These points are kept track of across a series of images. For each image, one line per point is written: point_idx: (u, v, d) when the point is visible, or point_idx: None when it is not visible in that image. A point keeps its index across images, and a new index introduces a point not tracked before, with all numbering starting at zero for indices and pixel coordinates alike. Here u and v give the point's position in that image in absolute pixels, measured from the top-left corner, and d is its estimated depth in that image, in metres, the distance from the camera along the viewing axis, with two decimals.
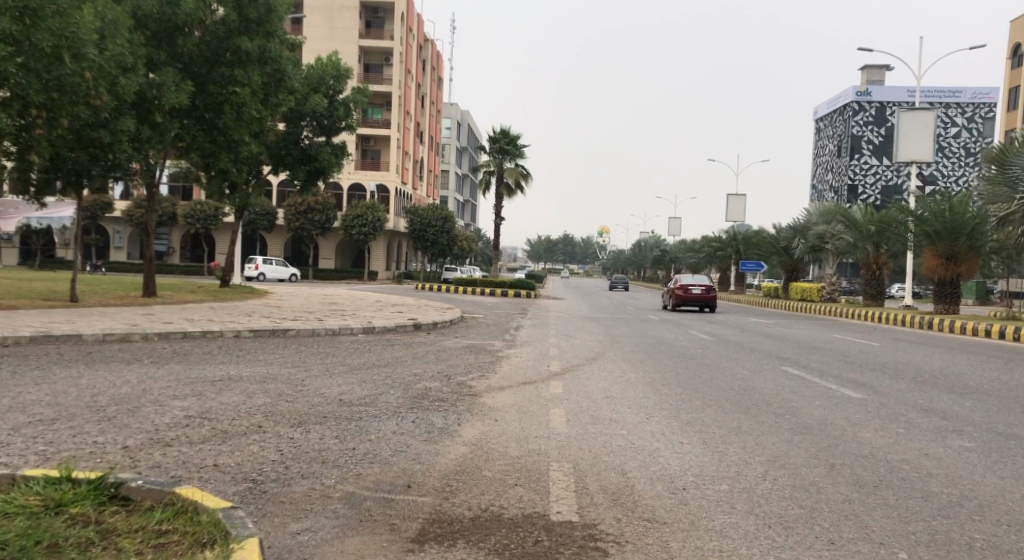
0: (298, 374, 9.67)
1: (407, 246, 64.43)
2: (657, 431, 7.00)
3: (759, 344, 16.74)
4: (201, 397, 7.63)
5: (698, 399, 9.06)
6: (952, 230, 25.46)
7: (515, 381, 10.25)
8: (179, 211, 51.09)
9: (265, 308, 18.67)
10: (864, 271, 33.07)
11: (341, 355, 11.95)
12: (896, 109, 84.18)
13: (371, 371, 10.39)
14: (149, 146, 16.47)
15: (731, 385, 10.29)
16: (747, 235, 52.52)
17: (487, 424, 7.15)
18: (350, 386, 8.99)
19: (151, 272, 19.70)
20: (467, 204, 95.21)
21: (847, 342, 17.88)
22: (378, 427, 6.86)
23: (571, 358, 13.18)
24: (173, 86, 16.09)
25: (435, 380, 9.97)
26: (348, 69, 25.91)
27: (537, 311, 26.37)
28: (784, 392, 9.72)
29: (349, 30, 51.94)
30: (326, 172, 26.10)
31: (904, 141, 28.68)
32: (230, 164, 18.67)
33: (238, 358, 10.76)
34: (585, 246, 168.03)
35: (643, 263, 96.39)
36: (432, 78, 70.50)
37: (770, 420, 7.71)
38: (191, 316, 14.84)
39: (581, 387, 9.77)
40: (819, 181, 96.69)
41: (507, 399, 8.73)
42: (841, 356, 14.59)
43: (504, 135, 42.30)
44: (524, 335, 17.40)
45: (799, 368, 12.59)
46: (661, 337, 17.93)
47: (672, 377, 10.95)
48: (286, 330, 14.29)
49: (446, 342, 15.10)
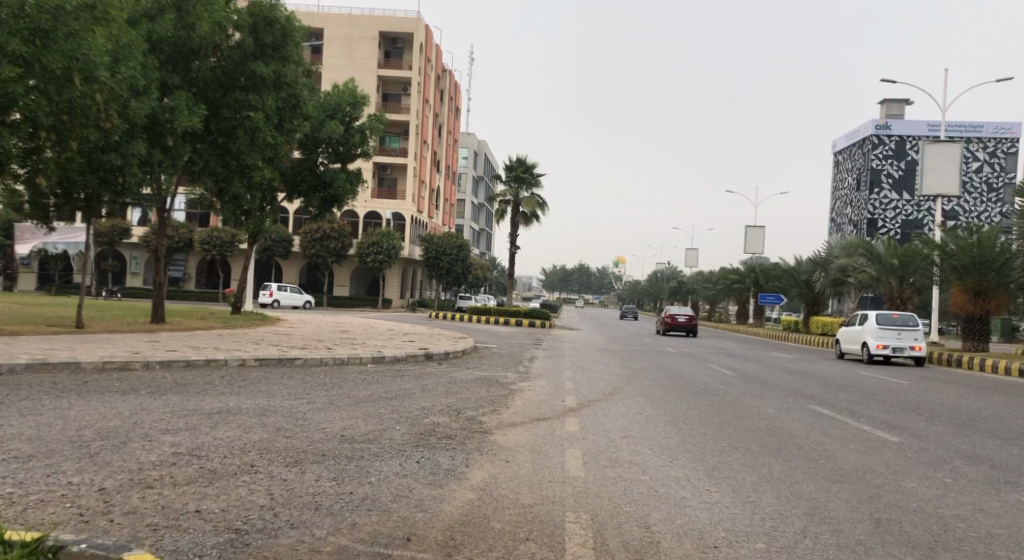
0: (300, 407, 9.22)
1: (422, 275, 64.16)
2: (680, 478, 6.47)
3: (782, 380, 16.13)
4: (195, 432, 7.19)
5: (723, 440, 8.52)
6: (981, 266, 24.82)
7: (528, 417, 9.74)
8: (195, 237, 51.18)
9: (274, 336, 18.30)
10: (888, 305, 32.33)
11: (348, 386, 11.49)
12: (916, 143, 83.53)
13: (378, 404, 9.93)
14: (160, 169, 16.29)
15: (757, 424, 9.73)
16: (767, 267, 51.79)
17: (498, 466, 6.65)
18: (354, 421, 8.53)
19: (160, 298, 19.41)
20: (482, 233, 95.09)
21: (874, 380, 17.22)
22: (379, 467, 6.38)
23: (588, 392, 12.66)
24: (186, 110, 15.91)
25: (444, 414, 9.48)
26: (364, 96, 25.77)
27: (552, 342, 25.85)
28: (815, 434, 9.14)
29: (368, 59, 52.29)
30: (341, 200, 25.89)
31: (929, 173, 28.12)
32: (242, 190, 18.46)
33: (240, 388, 10.32)
34: (601, 277, 167.18)
35: (660, 294, 95.61)
36: (450, 108, 70.83)
37: (802, 466, 7.15)
38: (198, 343, 14.46)
39: (597, 425, 9.24)
40: (838, 214, 95.83)
41: (519, 437, 8.23)
42: (869, 394, 13.99)
43: (520, 164, 42.13)
44: (538, 367, 16.91)
45: (827, 406, 12.00)
46: (680, 371, 17.35)
47: (694, 415, 10.39)
48: (293, 359, 13.87)
49: (457, 372, 14.62)
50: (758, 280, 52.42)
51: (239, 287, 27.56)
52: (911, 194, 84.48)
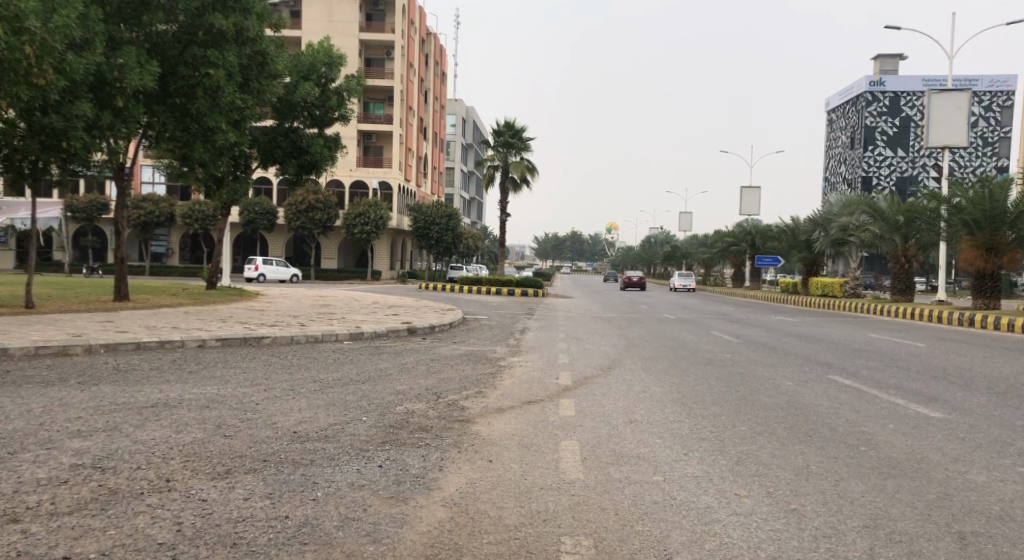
0: (254, 396, 7.98)
1: (411, 245, 62.73)
2: (700, 479, 5.30)
3: (792, 347, 15.02)
4: (111, 433, 5.92)
5: (742, 423, 7.33)
6: (993, 220, 23.68)
7: (517, 399, 8.56)
8: (176, 211, 49.59)
9: (246, 312, 17.00)
10: (891, 265, 31.30)
11: (316, 369, 10.24)
12: (910, 99, 82.15)
13: (345, 389, 8.68)
14: (111, 133, 14.86)
15: (776, 402, 8.59)
16: (763, 229, 50.59)
17: (480, 470, 5.45)
18: (312, 412, 7.28)
19: (123, 274, 18.07)
20: (472, 201, 93.47)
21: (888, 342, 16.15)
22: (328, 475, 5.15)
23: (584, 367, 11.44)
24: (137, 67, 14.52)
25: (419, 400, 8.26)
26: (341, 56, 24.16)
27: (545, 312, 24.59)
28: (845, 411, 7.99)
29: (349, 23, 50.33)
30: (319, 166, 24.44)
31: (935, 125, 26.83)
32: (206, 154, 17.08)
33: (189, 375, 9.04)
34: (594, 244, 165.67)
35: (654, 259, 94.39)
36: (436, 73, 68.93)
37: (844, 456, 5.99)
38: (156, 323, 13.17)
39: (597, 408, 8.04)
40: (832, 173, 94.49)
41: (506, 427, 7.01)
42: (889, 360, 12.90)
43: (509, 128, 40.63)
44: (530, 339, 15.69)
45: (848, 376, 10.85)
46: (682, 340, 16.15)
47: (704, 391, 9.22)
48: (260, 338, 12.63)
49: (442, 348, 13.39)
50: (756, 242, 51.17)
51: (215, 261, 26.20)
52: (905, 150, 83.18)
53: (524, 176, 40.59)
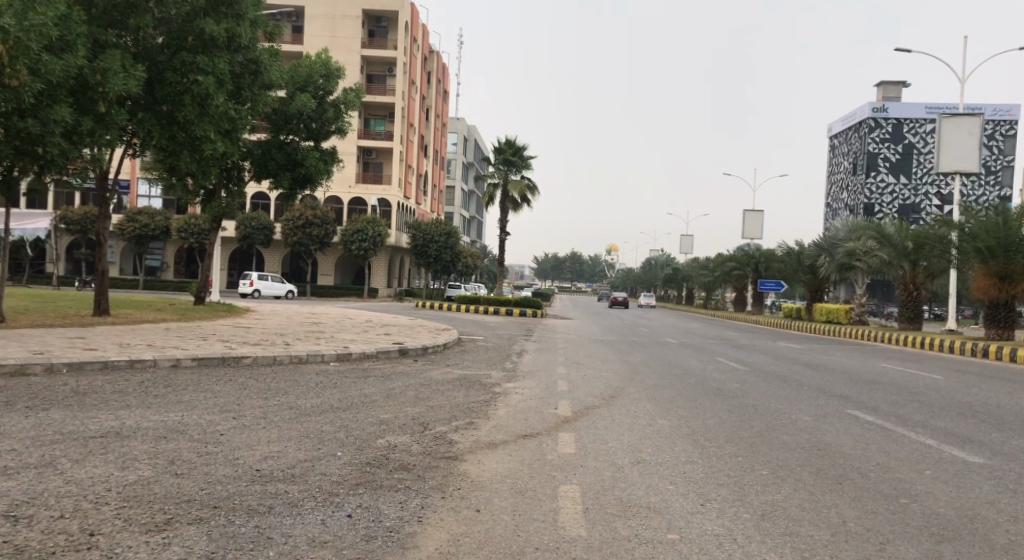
0: (219, 425, 7.18)
1: (409, 263, 62.03)
2: (723, 540, 4.55)
3: (802, 376, 14.29)
4: (41, 471, 5.12)
5: (763, 467, 6.55)
6: (1006, 248, 23.00)
7: (513, 433, 7.79)
8: (173, 225, 48.88)
9: (231, 329, 16.23)
10: (899, 292, 30.63)
11: (295, 393, 9.48)
12: (913, 126, 81.75)
13: (321, 418, 7.89)
14: (92, 140, 14.21)
15: (797, 441, 7.81)
16: (766, 252, 49.80)
17: (464, 524, 4.67)
18: (282, 446, 6.50)
19: (104, 287, 17.29)
20: (472, 220, 92.93)
21: (900, 373, 15.43)
22: (286, 530, 4.37)
23: (585, 396, 10.66)
24: (122, 72, 13.92)
25: (403, 431, 7.50)
26: (340, 68, 23.57)
27: (544, 333, 23.77)
28: (875, 454, 7.21)
29: (351, 39, 50.02)
30: (314, 180, 23.76)
31: (946, 150, 26.25)
32: (193, 164, 16.42)
33: (154, 399, 8.26)
34: (594, 266, 164.74)
35: (655, 281, 93.62)
36: (438, 91, 68.54)
37: (886, 511, 5.23)
38: (131, 340, 12.40)
39: (599, 445, 7.25)
40: (833, 199, 94.07)
41: (498, 468, 6.24)
42: (906, 393, 12.17)
43: (510, 146, 40.04)
44: (527, 363, 14.91)
45: (868, 411, 10.08)
46: (687, 366, 15.41)
47: (715, 427, 8.42)
48: (240, 358, 11.86)
49: (434, 372, 12.60)
50: (758, 266, 50.45)
51: (205, 276, 25.42)
52: (907, 177, 82.86)
53: (524, 195, 40.01)
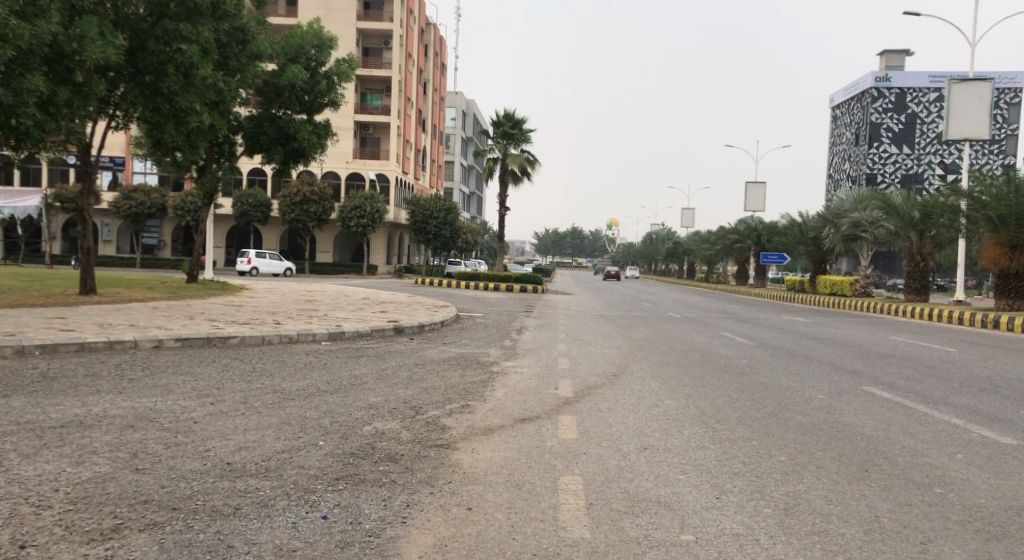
0: (194, 412, 6.67)
1: (408, 240, 61.45)
2: (745, 541, 4.06)
3: (811, 351, 13.78)
4: None
5: (781, 453, 6.04)
6: (1019, 216, 22.35)
7: (511, 416, 7.29)
8: (168, 202, 48.20)
9: (221, 308, 15.73)
10: (905, 263, 29.97)
11: (281, 376, 8.97)
12: (917, 95, 80.59)
13: (305, 403, 7.38)
14: (70, 112, 13.70)
15: (815, 422, 7.29)
16: (770, 225, 49.09)
17: (454, 525, 4.17)
18: (259, 435, 5.98)
19: (89, 265, 16.75)
20: (472, 196, 92.17)
21: (912, 347, 14.89)
22: (250, 536, 3.88)
23: (587, 374, 10.15)
24: (99, 39, 13.27)
25: (393, 417, 6.99)
26: (332, 38, 22.71)
27: (544, 309, 23.23)
28: (900, 436, 6.69)
29: (346, 11, 49.01)
30: (307, 154, 23.09)
31: (956, 116, 25.53)
32: (179, 136, 15.80)
33: (128, 384, 7.73)
34: (594, 241, 163.75)
35: (656, 256, 92.94)
36: (436, 64, 67.43)
37: (922, 503, 4.72)
38: (113, 319, 11.89)
39: (603, 429, 6.73)
40: (836, 170, 93.02)
41: (494, 458, 5.72)
42: (921, 367, 11.65)
43: (508, 118, 39.22)
44: (527, 340, 14.39)
45: (885, 388, 9.57)
46: (692, 342, 14.89)
47: (725, 408, 7.91)
48: (226, 339, 11.33)
49: (430, 351, 12.10)
50: (761, 239, 49.77)
51: (198, 254, 24.88)
52: (911, 147, 81.74)
53: (524, 168, 39.27)
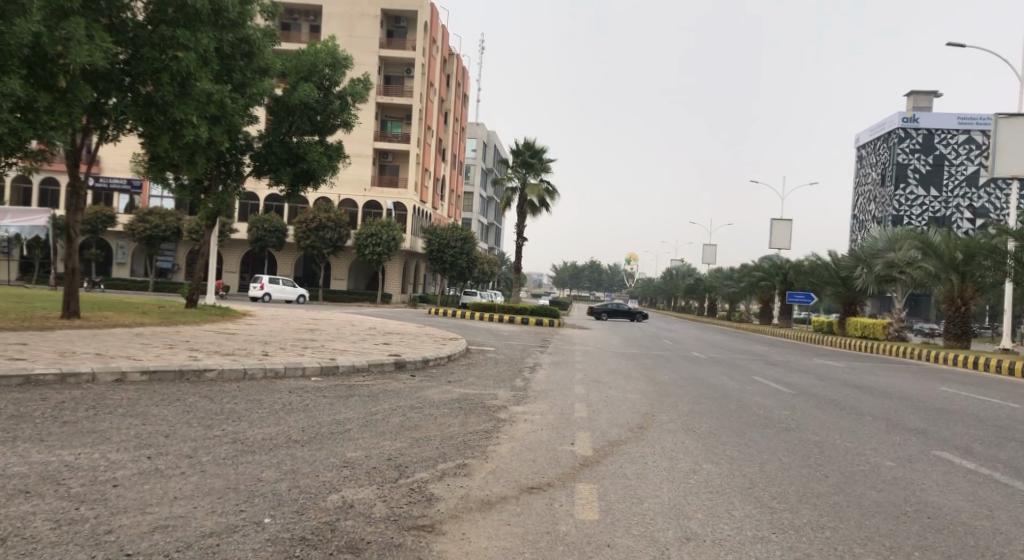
0: (121, 469, 5.33)
1: (424, 268, 60.30)
2: None
3: (860, 403, 12.21)
4: None
5: (867, 552, 4.60)
6: None
7: (518, 484, 5.90)
8: (183, 226, 47.50)
9: (212, 336, 14.56)
10: (945, 307, 28.20)
11: (251, 421, 7.61)
12: (946, 137, 79.00)
13: (267, 459, 6.04)
14: (53, 122, 12.79)
15: (894, 502, 5.83)
16: (796, 263, 47.39)
17: None
18: (190, 507, 4.63)
19: (75, 285, 15.61)
20: (490, 227, 91.28)
21: (972, 401, 13.27)
22: None
23: (609, 426, 8.70)
24: (86, 42, 12.29)
25: (369, 482, 5.61)
26: (347, 56, 21.56)
27: (561, 345, 21.76)
28: (1011, 527, 5.22)
29: (368, 39, 48.58)
30: (317, 177, 21.96)
31: (1003, 154, 24.07)
32: (175, 151, 14.69)
33: (59, 429, 6.41)
34: (613, 275, 161.63)
35: (676, 292, 91.13)
36: (458, 94, 66.92)
37: None
38: (80, 347, 10.65)
39: (630, 506, 5.34)
40: (861, 211, 91.29)
41: (492, 550, 4.34)
42: (994, 428, 10.04)
43: (528, 147, 38.13)
44: (541, 381, 12.99)
45: (960, 454, 8.06)
46: (723, 387, 13.38)
47: (780, 478, 6.45)
48: (201, 373, 10.00)
49: (431, 392, 10.74)
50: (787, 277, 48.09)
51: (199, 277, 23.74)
52: (938, 190, 80.02)
53: (543, 199, 38.21)
